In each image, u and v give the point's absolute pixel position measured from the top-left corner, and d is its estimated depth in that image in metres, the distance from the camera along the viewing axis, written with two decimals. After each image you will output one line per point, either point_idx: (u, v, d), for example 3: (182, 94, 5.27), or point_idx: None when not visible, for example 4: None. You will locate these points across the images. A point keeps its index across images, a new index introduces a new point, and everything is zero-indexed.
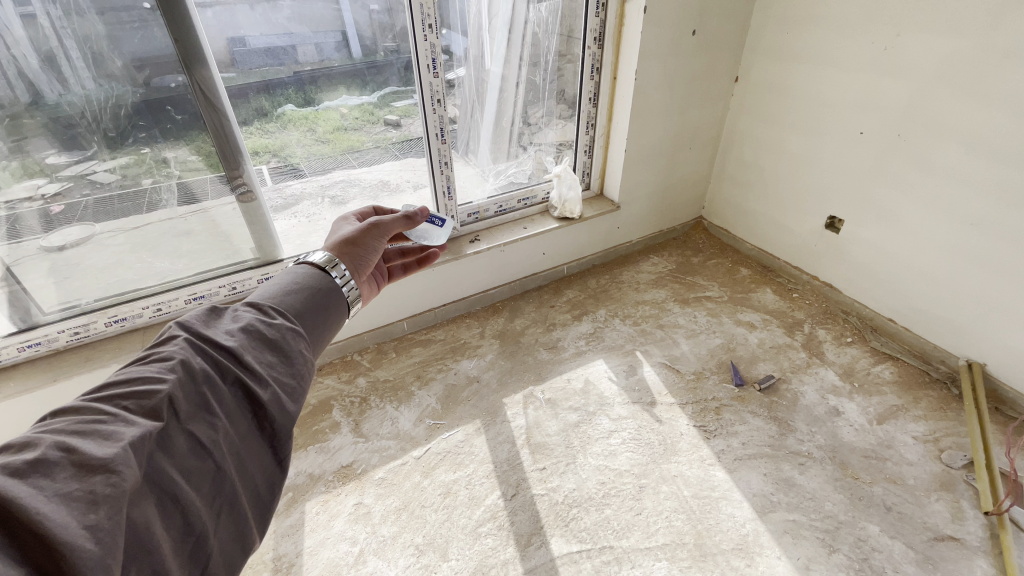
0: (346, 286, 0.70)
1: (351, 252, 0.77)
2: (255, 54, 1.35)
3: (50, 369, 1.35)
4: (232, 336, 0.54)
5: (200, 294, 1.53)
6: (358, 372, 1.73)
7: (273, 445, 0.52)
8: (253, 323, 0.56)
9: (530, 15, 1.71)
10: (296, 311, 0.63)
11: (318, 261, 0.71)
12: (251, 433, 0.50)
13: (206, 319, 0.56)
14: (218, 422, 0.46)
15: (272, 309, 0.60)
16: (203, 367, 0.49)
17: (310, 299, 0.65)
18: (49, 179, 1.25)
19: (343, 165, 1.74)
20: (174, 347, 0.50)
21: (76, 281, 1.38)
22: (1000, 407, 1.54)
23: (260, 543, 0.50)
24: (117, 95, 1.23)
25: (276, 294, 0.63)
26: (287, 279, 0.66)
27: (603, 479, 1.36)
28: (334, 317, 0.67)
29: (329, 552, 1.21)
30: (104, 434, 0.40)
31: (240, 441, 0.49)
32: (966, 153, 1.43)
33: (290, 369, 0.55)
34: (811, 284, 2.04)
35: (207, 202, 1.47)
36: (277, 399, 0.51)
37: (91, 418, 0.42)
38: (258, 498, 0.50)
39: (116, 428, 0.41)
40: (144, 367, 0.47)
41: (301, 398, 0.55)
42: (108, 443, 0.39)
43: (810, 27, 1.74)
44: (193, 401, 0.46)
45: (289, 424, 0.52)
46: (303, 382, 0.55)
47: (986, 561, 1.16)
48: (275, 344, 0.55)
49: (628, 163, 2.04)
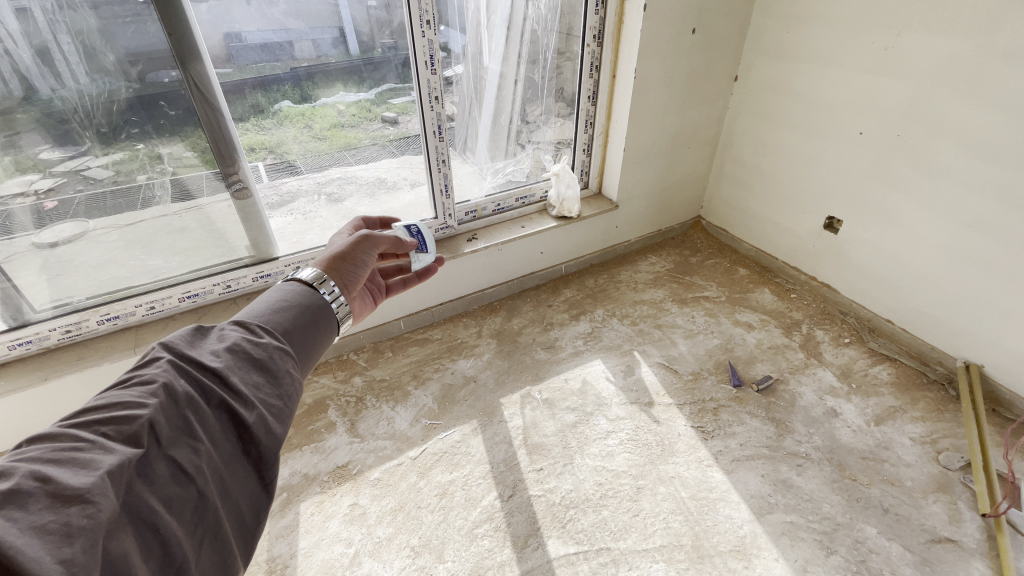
0: (335, 302, 0.71)
1: (340, 266, 0.76)
2: (251, 50, 1.33)
3: (41, 369, 1.33)
4: (217, 356, 0.54)
5: (193, 292, 1.52)
6: (355, 371, 1.72)
7: (258, 469, 0.51)
8: (239, 343, 0.56)
9: (530, 11, 1.70)
10: (284, 329, 0.62)
11: (308, 278, 0.71)
12: (235, 457, 0.49)
13: (190, 339, 0.56)
14: (201, 446, 0.46)
15: (259, 327, 0.60)
16: (187, 390, 0.48)
17: (299, 317, 0.65)
18: (42, 175, 1.22)
19: (340, 163, 1.68)
20: (156, 369, 0.49)
21: (68, 279, 1.36)
22: (998, 408, 1.53)
23: (244, 571, 0.49)
24: (111, 90, 1.21)
25: (264, 313, 0.63)
26: (275, 298, 0.66)
27: (600, 480, 1.35)
28: (323, 335, 0.67)
29: (324, 553, 1.20)
30: (81, 463, 0.39)
31: (224, 465, 0.48)
32: (967, 153, 1.42)
33: (276, 390, 0.55)
34: (809, 284, 2.04)
35: (202, 198, 1.45)
36: (262, 421, 0.51)
37: (68, 445, 0.41)
38: (241, 524, 0.49)
39: (94, 456, 0.40)
40: (124, 391, 0.46)
41: (288, 419, 0.54)
42: (85, 472, 0.39)
43: (811, 26, 1.73)
44: (175, 426, 0.46)
45: (274, 446, 0.52)
46: (290, 403, 0.55)
47: (984, 562, 1.16)
48: (261, 364, 0.55)
49: (626, 163, 2.03)
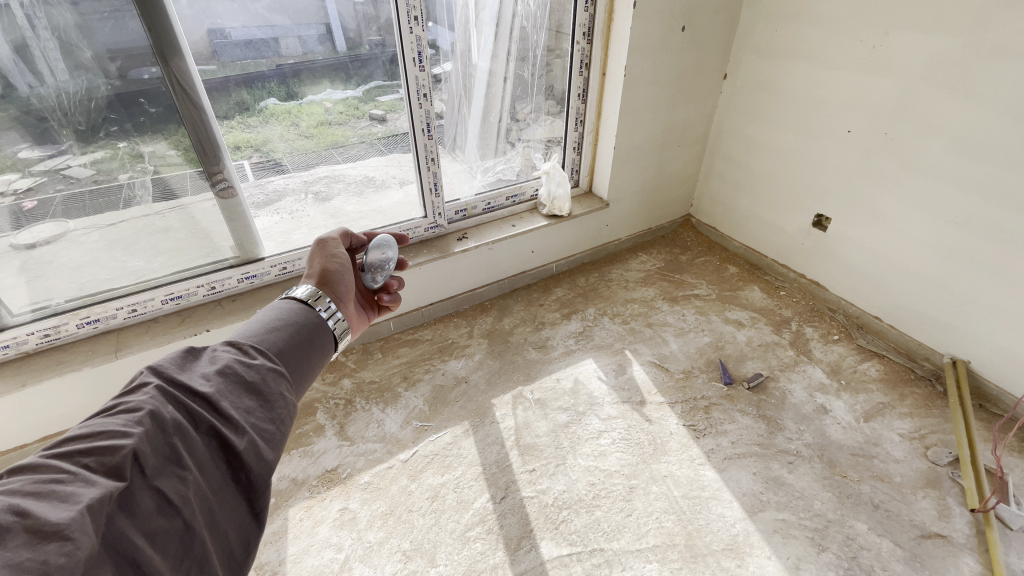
0: (332, 318, 0.70)
1: (325, 279, 0.78)
2: (236, 46, 1.30)
3: (18, 374, 1.29)
4: (208, 380, 0.52)
5: (177, 294, 1.48)
6: (343, 373, 1.69)
7: (248, 497, 0.49)
8: (231, 365, 0.54)
9: (519, 8, 1.68)
10: (278, 349, 0.61)
11: (302, 295, 0.70)
12: (225, 486, 0.47)
13: (181, 361, 0.54)
14: (188, 475, 0.44)
15: (252, 348, 0.58)
16: (174, 416, 0.46)
17: (294, 337, 0.63)
18: (21, 174, 1.18)
19: (328, 161, 1.65)
20: (143, 395, 0.47)
21: (48, 281, 1.32)
22: (984, 403, 1.56)
23: None
24: (90, 88, 1.17)
25: (258, 333, 0.61)
26: (269, 317, 0.65)
27: (593, 480, 1.35)
28: (319, 355, 0.66)
29: (314, 560, 1.18)
30: (61, 496, 0.38)
31: (212, 494, 0.46)
32: (954, 152, 1.44)
33: (269, 414, 0.53)
34: (799, 282, 2.05)
35: (186, 198, 1.41)
36: (254, 448, 0.49)
37: (49, 476, 0.39)
38: (230, 558, 0.47)
39: (75, 489, 0.39)
40: (109, 419, 0.44)
41: (281, 444, 0.52)
42: (65, 507, 0.37)
43: (800, 25, 1.74)
44: (161, 455, 0.44)
45: (266, 473, 0.50)
46: (283, 427, 0.53)
47: (972, 558, 1.17)
48: (254, 387, 0.54)
49: (616, 162, 2.02)
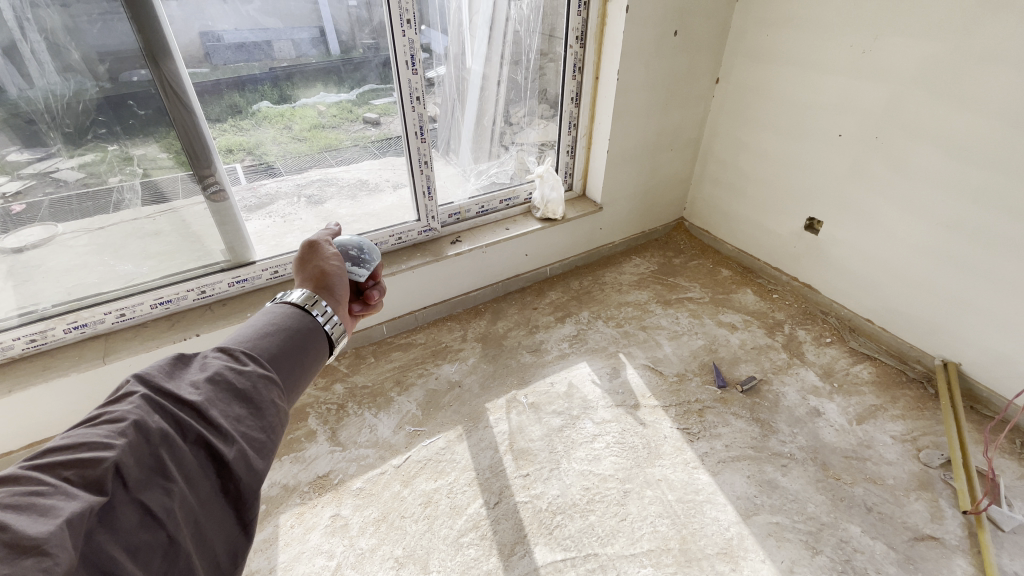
0: (328, 323, 0.68)
1: (325, 281, 0.74)
2: (227, 49, 1.29)
3: (3, 379, 1.26)
4: (197, 388, 0.51)
5: (167, 298, 1.46)
6: (335, 378, 1.67)
7: (236, 508, 0.49)
8: (221, 372, 0.53)
9: (513, 12, 1.68)
10: (271, 354, 0.60)
11: (298, 299, 0.68)
12: (213, 497, 0.47)
13: (170, 369, 0.53)
14: (174, 487, 0.43)
15: (244, 354, 0.57)
16: (161, 426, 0.45)
17: (287, 342, 0.62)
18: (9, 178, 1.16)
19: (321, 164, 1.64)
20: (129, 405, 0.46)
21: (36, 285, 1.30)
22: (976, 406, 1.57)
23: None
24: (80, 90, 1.16)
25: (250, 338, 0.60)
26: (262, 322, 0.64)
27: (587, 485, 1.34)
28: (312, 361, 0.65)
29: (304, 567, 1.16)
30: (41, 509, 0.37)
31: (199, 506, 0.45)
32: (944, 155, 1.46)
33: (259, 422, 0.52)
34: (791, 285, 2.06)
35: (177, 201, 1.40)
36: (243, 457, 0.49)
37: (30, 489, 0.38)
38: (217, 570, 0.46)
39: (55, 502, 0.38)
40: (91, 430, 0.43)
41: (270, 453, 0.52)
42: (44, 521, 0.36)
43: (791, 28, 1.75)
44: (145, 466, 0.43)
45: (255, 482, 0.49)
46: (274, 436, 0.52)
47: (965, 560, 1.18)
48: (244, 395, 0.53)
49: (610, 164, 2.03)
